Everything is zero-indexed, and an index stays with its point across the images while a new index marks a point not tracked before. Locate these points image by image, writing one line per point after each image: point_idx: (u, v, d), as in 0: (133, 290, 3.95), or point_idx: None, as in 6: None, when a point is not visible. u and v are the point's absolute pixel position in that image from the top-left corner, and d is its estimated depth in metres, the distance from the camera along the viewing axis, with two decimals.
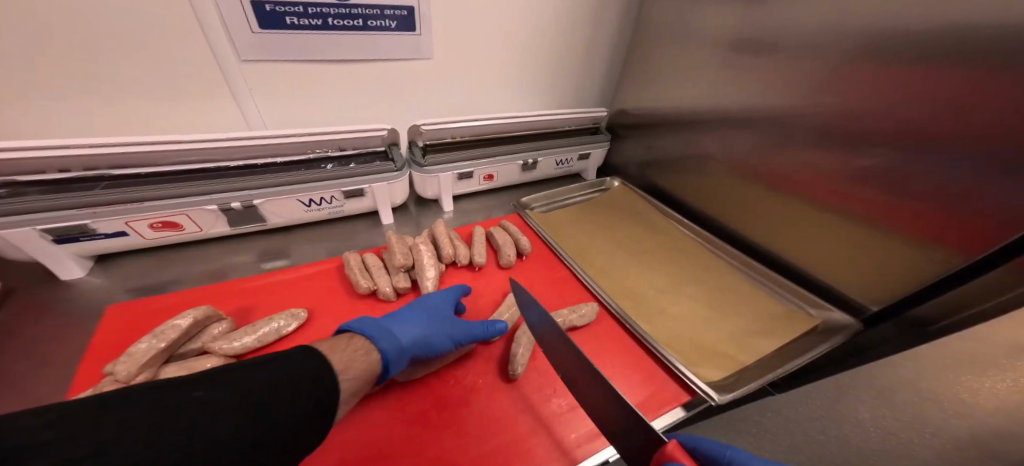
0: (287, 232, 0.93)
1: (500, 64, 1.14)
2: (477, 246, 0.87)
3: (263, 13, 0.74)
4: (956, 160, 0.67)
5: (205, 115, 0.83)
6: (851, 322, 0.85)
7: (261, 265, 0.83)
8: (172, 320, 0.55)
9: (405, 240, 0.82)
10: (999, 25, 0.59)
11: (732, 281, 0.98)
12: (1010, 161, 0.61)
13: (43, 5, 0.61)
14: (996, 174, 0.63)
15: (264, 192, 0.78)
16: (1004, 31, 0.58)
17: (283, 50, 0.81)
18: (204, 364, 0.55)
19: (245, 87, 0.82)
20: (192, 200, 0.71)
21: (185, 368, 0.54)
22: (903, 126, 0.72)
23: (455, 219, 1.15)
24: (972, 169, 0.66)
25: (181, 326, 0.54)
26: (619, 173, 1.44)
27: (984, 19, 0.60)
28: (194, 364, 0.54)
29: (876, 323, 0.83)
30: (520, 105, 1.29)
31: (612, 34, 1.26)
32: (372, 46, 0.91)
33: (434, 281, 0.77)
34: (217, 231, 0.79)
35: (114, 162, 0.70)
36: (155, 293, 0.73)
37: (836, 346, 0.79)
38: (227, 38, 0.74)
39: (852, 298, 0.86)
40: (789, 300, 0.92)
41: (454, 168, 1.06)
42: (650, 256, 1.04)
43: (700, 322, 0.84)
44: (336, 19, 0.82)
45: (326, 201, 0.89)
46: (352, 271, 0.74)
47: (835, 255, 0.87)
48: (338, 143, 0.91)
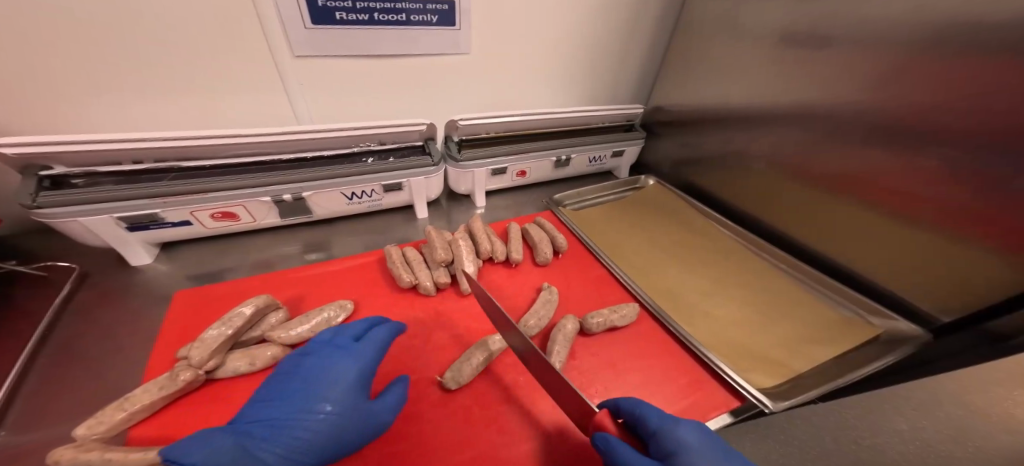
0: (328, 225, 0.96)
1: (537, 58, 1.13)
2: (514, 243, 0.87)
3: (315, 9, 0.76)
4: None
5: (256, 110, 0.86)
6: (919, 332, 0.79)
7: (307, 256, 0.87)
8: (235, 309, 0.57)
9: (443, 235, 0.82)
10: None
11: (777, 285, 0.94)
12: None
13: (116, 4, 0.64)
14: None
15: (312, 185, 0.81)
16: None
17: (332, 45, 0.82)
18: (265, 352, 0.57)
19: (295, 82, 0.84)
20: (248, 192, 0.74)
21: (248, 356, 0.56)
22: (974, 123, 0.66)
23: (488, 215, 1.16)
24: None
25: (245, 314, 0.57)
26: (652, 170, 1.41)
27: None
28: (257, 352, 0.57)
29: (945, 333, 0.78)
30: (554, 100, 1.28)
31: (652, 26, 1.22)
32: (413, 41, 0.91)
33: (472, 277, 0.77)
34: (267, 222, 0.83)
35: (180, 154, 0.73)
36: (211, 280, 0.77)
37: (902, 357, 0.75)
38: (281, 34, 0.77)
39: (918, 306, 0.81)
40: (845, 308, 0.87)
41: (488, 163, 1.06)
42: (688, 257, 1.01)
43: (744, 326, 0.81)
44: (381, 13, 0.83)
45: (367, 195, 0.91)
46: (393, 265, 0.75)
47: (894, 261, 0.82)
48: (378, 137, 0.92)
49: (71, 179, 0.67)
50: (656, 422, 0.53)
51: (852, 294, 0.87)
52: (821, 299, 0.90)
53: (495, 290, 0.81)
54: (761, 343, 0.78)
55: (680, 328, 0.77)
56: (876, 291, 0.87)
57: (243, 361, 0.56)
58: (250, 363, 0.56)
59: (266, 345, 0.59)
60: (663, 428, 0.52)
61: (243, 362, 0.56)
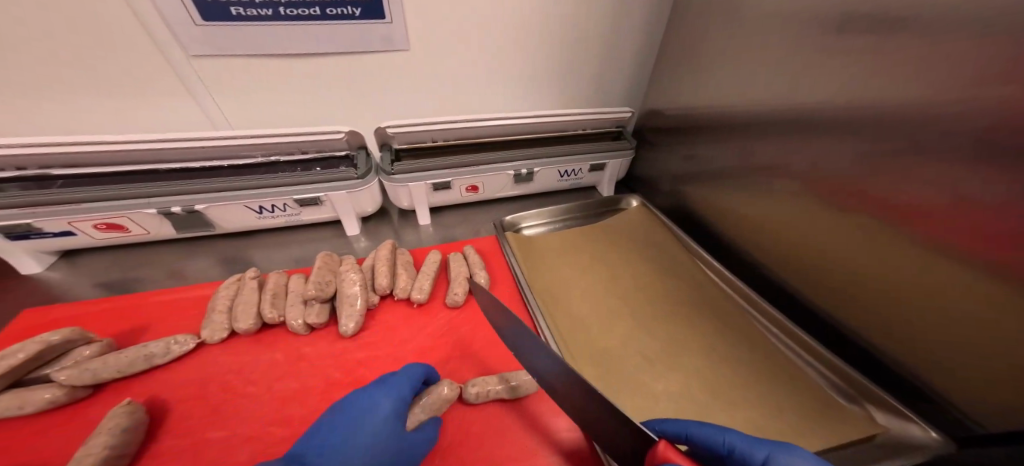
0: (247, 237, 0.90)
1: (495, 53, 0.97)
2: (423, 278, 0.75)
3: (203, 4, 0.68)
4: None
5: (167, 114, 0.81)
6: (934, 442, 0.56)
7: (213, 270, 0.82)
8: (16, 343, 0.48)
9: (334, 264, 0.71)
10: None
11: (756, 353, 0.73)
12: None
13: None
14: None
15: (205, 197, 0.75)
16: None
17: (234, 44, 0.75)
18: (38, 395, 0.48)
19: (199, 84, 0.78)
20: (129, 203, 0.71)
21: (18, 398, 0.47)
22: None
23: (435, 232, 1.04)
24: None
25: (26, 350, 0.48)
26: (644, 188, 1.19)
27: None
28: (30, 394, 0.48)
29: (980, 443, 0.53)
30: (524, 103, 1.12)
31: (644, 13, 0.99)
32: (334, 37, 0.81)
33: (356, 318, 0.66)
34: (165, 233, 0.79)
35: (66, 162, 0.71)
36: (101, 292, 0.75)
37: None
38: (170, 33, 0.70)
39: (952, 409, 0.56)
40: (842, 391, 0.65)
41: (427, 176, 0.94)
42: (646, 306, 0.81)
43: (684, 409, 0.63)
44: (288, 8, 0.74)
45: (279, 209, 0.83)
46: (215, 309, 0.63)
47: (926, 347, 0.57)
48: (297, 146, 0.84)
49: None
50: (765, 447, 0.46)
51: (856, 377, 0.64)
52: (809, 377, 0.68)
53: (384, 333, 0.69)
54: None
55: (583, 399, 0.61)
56: (901, 381, 0.61)
57: (10, 404, 0.47)
58: (17, 407, 0.47)
59: (51, 385, 0.50)
60: (775, 454, 0.45)
61: (10, 405, 0.47)
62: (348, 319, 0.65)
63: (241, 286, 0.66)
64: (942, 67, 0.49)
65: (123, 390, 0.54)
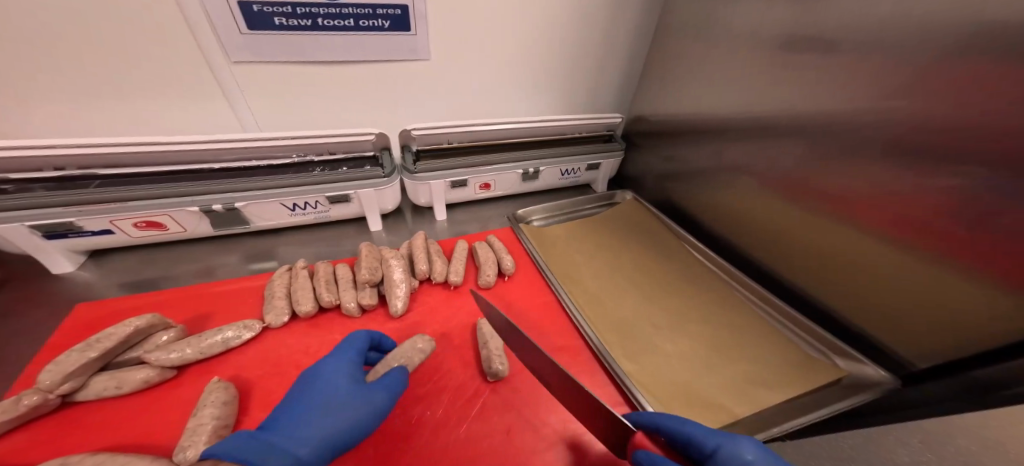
0: (273, 235, 0.93)
1: (505, 64, 1.07)
2: (456, 263, 0.83)
3: (251, 14, 0.73)
4: None
5: (199, 116, 0.84)
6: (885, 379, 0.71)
7: (245, 266, 0.84)
8: (109, 329, 0.55)
9: (376, 252, 0.77)
10: None
11: (742, 317, 0.86)
12: None
13: (34, 11, 0.62)
14: None
15: (245, 194, 0.78)
16: None
17: (273, 51, 0.80)
18: (134, 376, 0.55)
19: (236, 88, 0.82)
20: (173, 201, 0.73)
21: (115, 379, 0.54)
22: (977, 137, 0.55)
23: (449, 228, 1.11)
24: None
25: (118, 335, 0.55)
26: (633, 184, 1.33)
27: None
28: (125, 375, 0.55)
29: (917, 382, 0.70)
30: (527, 109, 1.23)
31: (632, 32, 1.14)
32: (364, 46, 0.87)
33: (404, 299, 0.73)
34: (201, 231, 0.81)
35: (104, 162, 0.73)
36: (135, 289, 0.76)
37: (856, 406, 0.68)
38: (214, 39, 0.74)
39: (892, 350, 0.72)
40: (813, 345, 0.79)
41: (446, 175, 1.02)
42: (649, 284, 0.94)
43: (693, 364, 0.74)
44: (326, 19, 0.79)
45: (311, 206, 0.88)
46: (274, 296, 0.69)
47: (872, 300, 0.72)
48: (326, 146, 0.89)
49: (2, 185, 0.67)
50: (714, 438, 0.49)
51: (824, 334, 0.78)
52: (787, 336, 0.82)
53: (428, 314, 0.76)
54: (707, 384, 0.71)
55: (616, 365, 0.72)
56: (858, 332, 0.77)
57: (108, 384, 0.54)
58: (116, 387, 0.54)
59: (142, 366, 0.57)
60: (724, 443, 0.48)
61: (108, 386, 0.54)
62: (398, 299, 0.72)
63: (294, 275, 0.72)
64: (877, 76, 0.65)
65: (201, 370, 0.60)
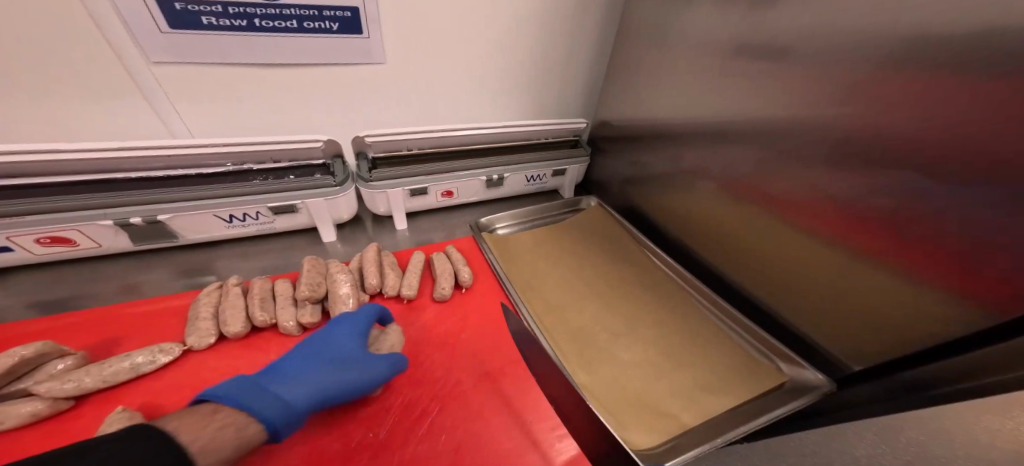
0: (211, 248, 0.86)
1: (463, 68, 1.04)
2: (410, 276, 0.79)
3: (172, 12, 0.67)
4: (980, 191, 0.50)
5: (121, 119, 0.77)
6: (823, 382, 0.73)
7: (177, 282, 0.77)
8: None
9: (322, 266, 0.72)
10: None
11: (699, 322, 0.86)
12: None
13: None
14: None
15: (170, 207, 0.71)
16: None
17: (203, 52, 0.74)
18: (18, 410, 0.48)
19: (162, 91, 0.76)
20: (83, 215, 0.65)
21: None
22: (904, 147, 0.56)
23: (410, 237, 1.07)
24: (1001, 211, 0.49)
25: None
26: (599, 190, 1.32)
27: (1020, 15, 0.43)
28: (6, 409, 0.48)
29: (850, 384, 0.72)
30: (491, 114, 1.21)
31: (593, 38, 1.15)
32: (308, 49, 0.82)
33: (349, 316, 0.68)
34: (120, 246, 0.74)
35: (1, 172, 0.64)
36: (42, 311, 0.68)
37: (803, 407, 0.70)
38: (133, 38, 0.68)
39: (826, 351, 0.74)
40: (757, 349, 0.81)
41: (403, 183, 0.98)
42: (609, 291, 0.92)
43: (648, 373, 0.73)
44: (263, 20, 0.74)
45: (251, 218, 0.82)
46: (198, 317, 0.63)
47: (819, 303, 0.73)
48: (268, 154, 0.84)
49: None
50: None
51: (768, 339, 0.80)
52: (737, 341, 0.83)
53: (375, 330, 0.71)
54: (659, 393, 0.70)
55: (569, 376, 0.70)
56: (802, 337, 0.78)
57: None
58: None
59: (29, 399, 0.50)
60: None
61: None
62: (342, 317, 0.67)
63: (224, 293, 0.66)
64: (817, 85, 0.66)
65: (105, 401, 0.54)
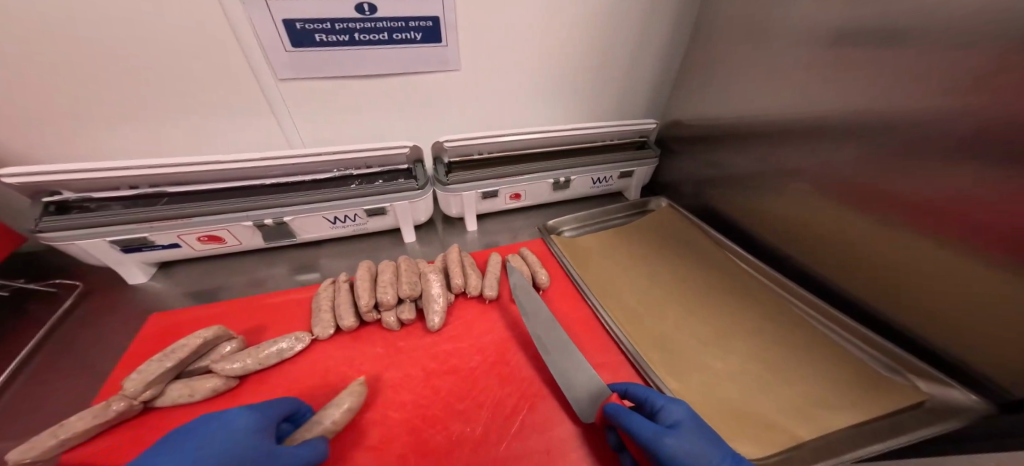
0: (317, 246, 0.97)
1: (533, 70, 1.06)
2: (491, 276, 0.83)
3: (294, 31, 0.76)
4: None
5: (247, 131, 0.89)
6: (971, 405, 0.65)
7: (294, 277, 0.89)
8: (182, 340, 0.59)
9: (414, 266, 0.79)
10: None
11: (796, 334, 0.81)
12: None
13: (109, 43, 0.69)
14: None
15: (291, 209, 0.82)
16: None
17: (313, 68, 0.83)
18: (204, 384, 0.59)
19: (283, 105, 0.87)
20: (229, 216, 0.77)
21: (190, 386, 0.58)
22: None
23: (483, 239, 1.12)
24: None
25: (189, 346, 0.59)
26: (669, 191, 1.28)
27: None
28: (196, 383, 0.59)
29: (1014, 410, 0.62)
30: (558, 117, 1.22)
31: (666, 32, 1.10)
32: (398, 59, 0.89)
33: (441, 313, 0.74)
34: (254, 244, 0.86)
35: (171, 180, 0.79)
36: (198, 299, 0.82)
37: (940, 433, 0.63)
38: (263, 58, 0.78)
39: (977, 372, 0.65)
40: (884, 364, 0.74)
41: (479, 185, 1.03)
42: (692, 296, 0.90)
43: (746, 383, 0.71)
44: (362, 34, 0.81)
45: (350, 219, 0.91)
46: (320, 309, 0.72)
47: (955, 318, 0.66)
48: (364, 161, 0.92)
49: (86, 204, 0.75)
50: (665, 399, 0.58)
51: (903, 356, 0.72)
52: (852, 353, 0.77)
53: (465, 327, 0.77)
54: (763, 403, 0.68)
55: (660, 381, 0.71)
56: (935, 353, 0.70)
57: (183, 392, 0.58)
58: (190, 394, 0.58)
59: (210, 376, 0.61)
60: (669, 404, 0.57)
61: (182, 393, 0.58)
62: (436, 314, 0.73)
63: (337, 288, 0.75)
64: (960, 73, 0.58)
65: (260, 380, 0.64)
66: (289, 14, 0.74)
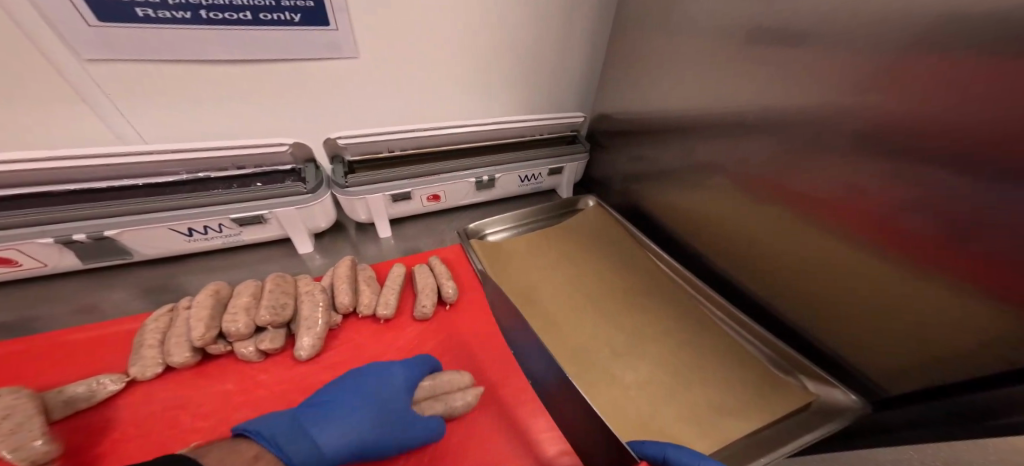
0: (178, 262, 0.80)
1: (447, 59, 0.95)
2: (386, 292, 0.71)
3: (98, 3, 0.58)
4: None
5: (50, 128, 0.68)
6: (852, 405, 0.66)
7: (139, 303, 0.72)
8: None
9: (286, 285, 0.65)
10: None
11: (707, 334, 0.79)
12: None
13: None
14: None
15: (117, 221, 0.65)
16: None
17: (145, 49, 0.65)
18: None
19: (102, 95, 0.67)
20: (17, 233, 0.59)
21: None
22: (952, 157, 0.47)
23: (397, 245, 1.00)
24: None
25: None
26: (600, 188, 1.23)
27: None
28: None
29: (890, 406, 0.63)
30: (481, 110, 1.12)
31: (591, 21, 1.04)
32: (268, 43, 0.73)
33: (313, 340, 0.61)
34: (72, 264, 0.68)
35: None
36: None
37: (826, 436, 0.63)
38: (55, 35, 0.59)
39: (859, 370, 0.66)
40: (778, 364, 0.73)
41: (385, 188, 0.90)
42: (610, 299, 0.85)
43: (651, 393, 0.67)
44: (211, 11, 0.65)
45: (213, 230, 0.74)
46: (144, 345, 0.57)
47: (844, 314, 0.65)
48: (230, 160, 0.75)
49: None
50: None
51: (796, 357, 0.71)
52: (752, 353, 0.76)
53: (348, 354, 0.66)
54: (670, 417, 0.63)
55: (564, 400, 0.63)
56: (827, 352, 0.70)
57: None
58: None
59: None
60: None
61: None
62: (306, 342, 0.61)
63: (173, 317, 0.60)
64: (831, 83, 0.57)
65: None
66: None
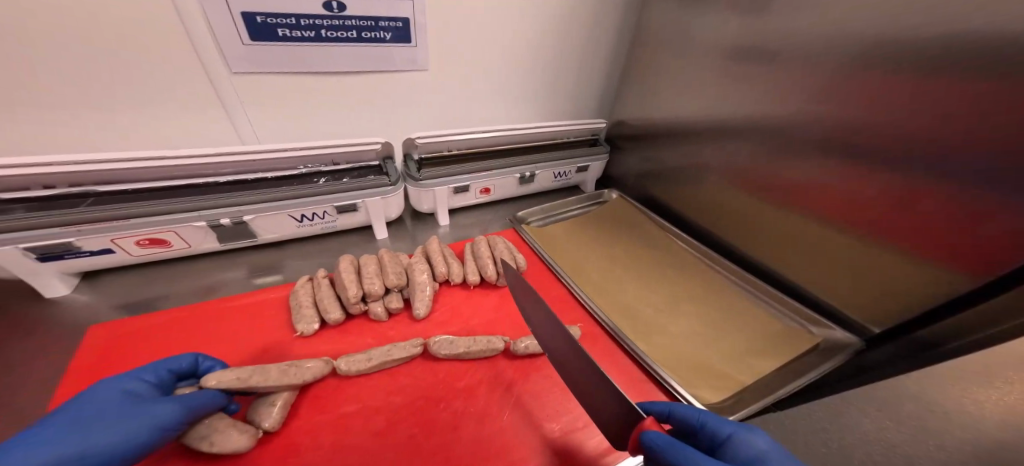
0: (277, 248, 0.91)
1: (495, 71, 1.11)
2: (471, 264, 0.86)
3: (253, 25, 0.73)
4: (955, 168, 0.62)
5: (187, 128, 0.82)
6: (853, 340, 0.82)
7: (253, 280, 0.83)
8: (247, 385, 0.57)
9: (398, 259, 0.80)
10: (998, 32, 0.55)
11: (726, 296, 0.96)
12: (1008, 169, 0.57)
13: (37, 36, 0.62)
14: (1005, 184, 0.58)
15: (254, 207, 0.76)
16: (1002, 40, 0.55)
17: (275, 62, 0.79)
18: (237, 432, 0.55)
19: (236, 99, 0.81)
20: (179, 217, 0.70)
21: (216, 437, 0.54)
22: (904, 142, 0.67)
23: (454, 233, 1.13)
24: (979, 184, 0.61)
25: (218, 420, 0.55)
26: (618, 184, 1.41)
27: (985, 30, 0.55)
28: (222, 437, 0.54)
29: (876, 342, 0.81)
30: (517, 116, 1.28)
31: (611, 41, 1.23)
32: (364, 57, 0.87)
33: (428, 299, 0.76)
34: (205, 247, 0.79)
35: (100, 179, 0.69)
36: (141, 308, 0.74)
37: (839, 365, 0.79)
38: (212, 49, 0.73)
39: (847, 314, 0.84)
40: (790, 316, 0.90)
41: (449, 181, 1.04)
42: (647, 271, 1.03)
43: (695, 340, 0.84)
44: (329, 31, 0.80)
45: (318, 217, 0.87)
46: (300, 306, 0.72)
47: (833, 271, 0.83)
48: (331, 157, 0.89)
49: None
50: (729, 426, 0.55)
51: (801, 308, 0.89)
52: (766, 308, 0.93)
53: (452, 314, 0.80)
54: (713, 355, 0.80)
55: (632, 346, 0.80)
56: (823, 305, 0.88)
57: None
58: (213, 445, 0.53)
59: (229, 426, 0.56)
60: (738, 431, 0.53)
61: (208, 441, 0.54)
62: (422, 300, 0.76)
63: (316, 285, 0.75)
64: (819, 90, 0.76)
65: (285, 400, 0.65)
66: (249, 6, 0.71)
